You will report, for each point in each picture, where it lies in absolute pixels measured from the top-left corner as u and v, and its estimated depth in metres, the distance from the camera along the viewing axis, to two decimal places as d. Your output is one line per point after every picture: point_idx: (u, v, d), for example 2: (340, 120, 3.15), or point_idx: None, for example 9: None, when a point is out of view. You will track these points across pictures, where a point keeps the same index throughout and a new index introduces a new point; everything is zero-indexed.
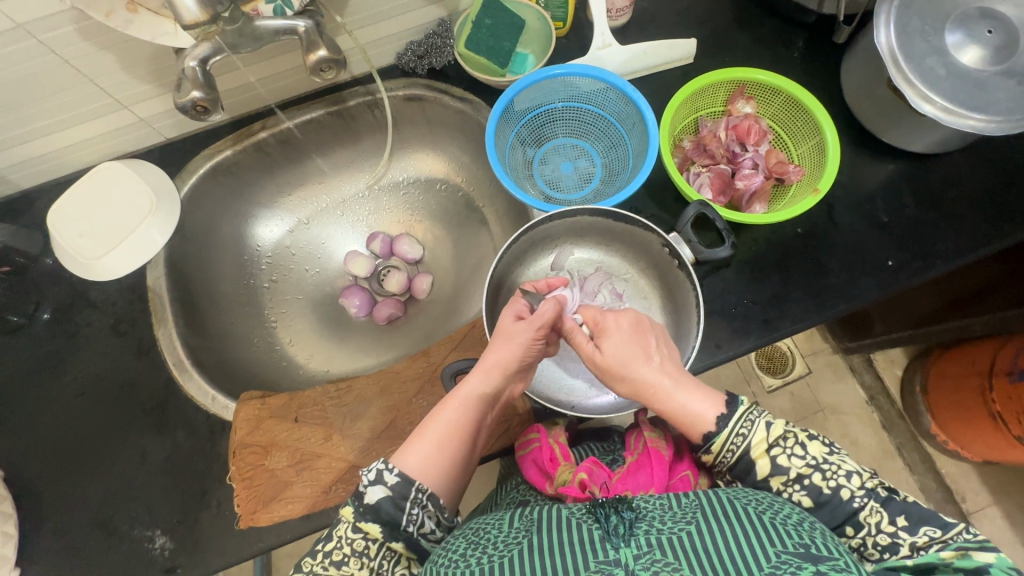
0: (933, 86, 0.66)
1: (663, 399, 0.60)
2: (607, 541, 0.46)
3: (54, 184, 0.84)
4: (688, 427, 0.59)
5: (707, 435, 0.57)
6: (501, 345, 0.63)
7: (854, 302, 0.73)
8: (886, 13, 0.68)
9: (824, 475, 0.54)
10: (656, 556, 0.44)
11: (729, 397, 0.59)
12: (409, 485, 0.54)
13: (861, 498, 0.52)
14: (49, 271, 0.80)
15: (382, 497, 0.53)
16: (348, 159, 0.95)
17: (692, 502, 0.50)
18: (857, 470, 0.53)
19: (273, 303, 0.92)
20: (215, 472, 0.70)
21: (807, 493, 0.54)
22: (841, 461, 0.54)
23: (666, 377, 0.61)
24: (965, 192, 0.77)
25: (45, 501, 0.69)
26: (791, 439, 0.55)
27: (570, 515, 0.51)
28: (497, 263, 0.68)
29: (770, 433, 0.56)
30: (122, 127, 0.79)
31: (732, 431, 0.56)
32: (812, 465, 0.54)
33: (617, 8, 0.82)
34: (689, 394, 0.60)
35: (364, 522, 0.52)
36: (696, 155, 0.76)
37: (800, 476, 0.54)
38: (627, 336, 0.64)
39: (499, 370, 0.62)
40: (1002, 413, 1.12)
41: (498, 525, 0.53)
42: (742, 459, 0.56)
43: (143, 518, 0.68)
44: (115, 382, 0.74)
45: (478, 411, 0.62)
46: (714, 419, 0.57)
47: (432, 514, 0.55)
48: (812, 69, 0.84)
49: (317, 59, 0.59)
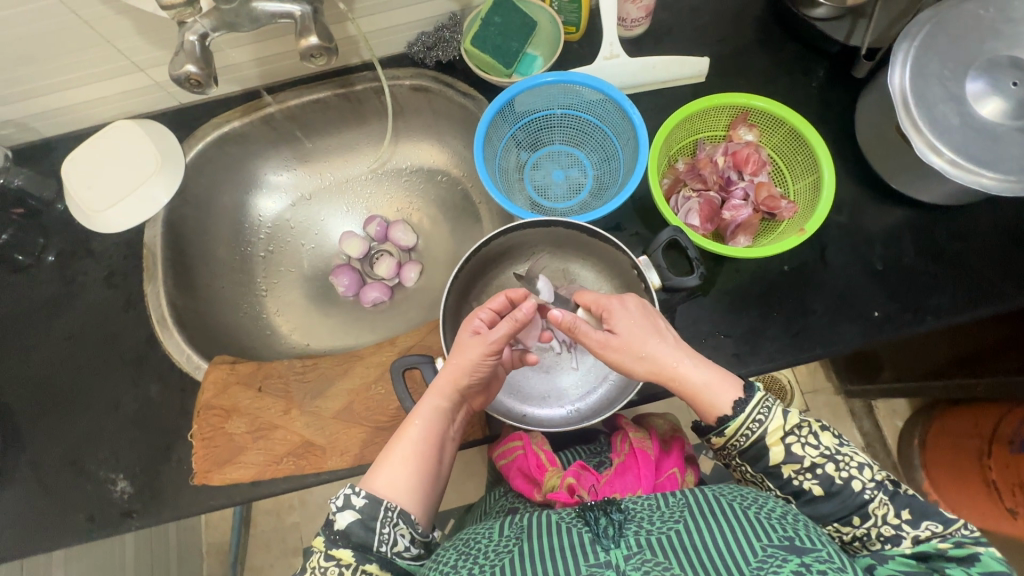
0: (942, 136, 0.62)
1: (683, 377, 0.60)
2: (598, 543, 0.47)
3: (74, 136, 0.88)
4: (707, 406, 0.59)
5: (724, 417, 0.58)
6: (455, 361, 0.62)
7: (832, 349, 0.71)
8: (904, 51, 0.65)
9: (837, 466, 0.56)
10: (646, 556, 0.45)
11: (745, 382, 0.60)
12: (378, 506, 0.55)
13: (872, 490, 0.55)
14: (58, 217, 0.84)
15: (352, 521, 0.54)
16: (351, 141, 0.96)
17: (679, 501, 0.52)
18: (868, 463, 0.56)
19: (266, 272, 0.96)
20: (181, 428, 0.74)
21: (818, 483, 0.56)
22: (852, 453, 0.57)
23: (684, 357, 0.61)
24: (972, 248, 0.73)
25: (27, 433, 0.74)
26: (806, 429, 0.57)
27: (560, 519, 0.51)
28: (468, 258, 0.69)
29: (786, 421, 0.57)
30: (137, 89, 0.83)
31: (750, 416, 0.57)
32: (827, 455, 0.56)
33: (632, 18, 0.80)
34: (708, 373, 0.60)
35: (336, 549, 0.53)
36: (690, 178, 0.75)
37: (814, 466, 0.56)
38: (636, 316, 0.62)
39: (453, 384, 0.62)
40: (998, 482, 1.05)
41: (487, 533, 0.53)
42: (757, 444, 0.58)
43: (110, 461, 0.72)
44: (103, 331, 0.79)
45: (441, 424, 0.62)
46: (733, 402, 0.58)
47: (405, 532, 0.55)
48: (829, 101, 0.80)
49: (308, 45, 0.60)
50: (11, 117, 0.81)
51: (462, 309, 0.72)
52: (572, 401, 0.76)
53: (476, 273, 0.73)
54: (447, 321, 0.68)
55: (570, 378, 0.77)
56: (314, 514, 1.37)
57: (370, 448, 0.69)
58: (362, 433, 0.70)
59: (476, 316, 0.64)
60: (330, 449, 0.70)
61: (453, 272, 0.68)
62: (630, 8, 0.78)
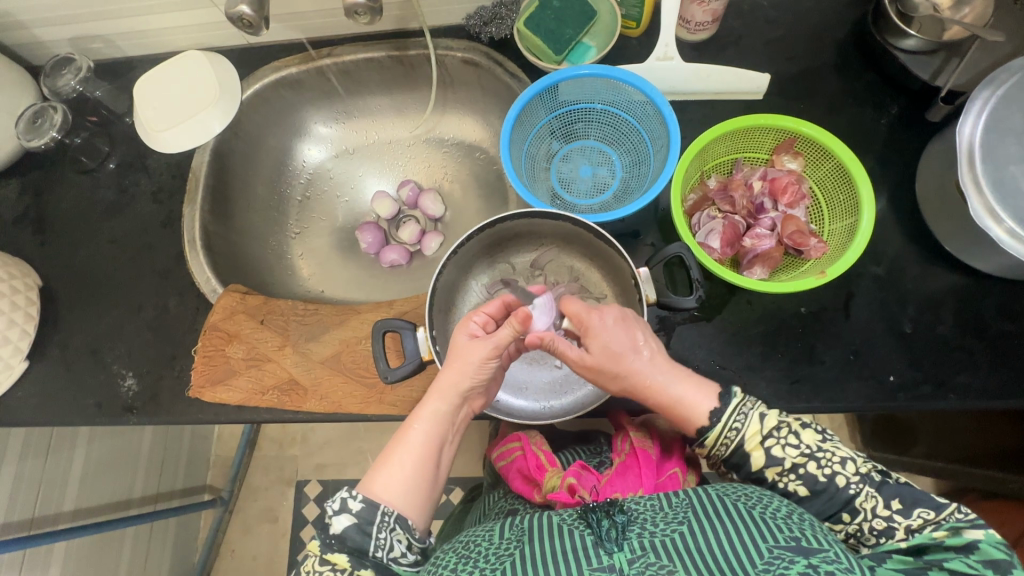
0: (1006, 202, 0.55)
1: (656, 393, 0.61)
2: (601, 546, 0.47)
3: (152, 59, 0.95)
4: (683, 419, 0.60)
5: (703, 428, 0.58)
6: (453, 366, 0.62)
7: (832, 405, 0.66)
8: (984, 99, 0.58)
9: (820, 464, 0.55)
10: (649, 559, 0.46)
11: (722, 389, 0.60)
12: (375, 511, 0.55)
13: (856, 485, 0.54)
14: (124, 130, 0.92)
15: (348, 525, 0.54)
16: (398, 104, 0.98)
17: (682, 502, 0.52)
18: (851, 457, 0.55)
19: (299, 216, 1.00)
20: (189, 342, 0.79)
21: (802, 483, 0.55)
22: (834, 448, 0.55)
23: (658, 371, 0.61)
24: (1020, 331, 0.66)
25: (63, 318, 0.83)
26: (785, 429, 0.56)
27: (562, 520, 0.51)
28: (465, 243, 0.69)
29: (764, 424, 0.56)
30: (210, 22, 0.88)
31: (726, 424, 0.57)
32: (806, 454, 0.55)
33: (697, 21, 0.76)
34: (685, 385, 0.60)
35: (331, 553, 0.54)
36: (719, 198, 0.70)
37: (796, 466, 0.55)
38: (615, 331, 0.62)
39: (455, 389, 0.61)
40: None
41: (489, 534, 0.54)
42: (737, 451, 0.57)
43: (124, 359, 0.79)
44: (142, 240, 0.86)
45: (442, 428, 0.61)
46: (708, 412, 0.58)
47: (402, 538, 0.56)
48: (896, 142, 0.74)
49: (353, 2, 0.61)
50: (99, 32, 0.89)
51: (458, 287, 0.74)
52: (549, 398, 0.76)
53: (480, 254, 0.74)
54: (438, 300, 0.69)
55: (550, 375, 0.77)
56: (311, 452, 1.44)
57: (347, 400, 0.72)
58: (343, 383, 0.73)
59: (472, 318, 0.64)
60: (312, 391, 0.73)
61: (440, 265, 0.67)
62: (694, 10, 0.74)
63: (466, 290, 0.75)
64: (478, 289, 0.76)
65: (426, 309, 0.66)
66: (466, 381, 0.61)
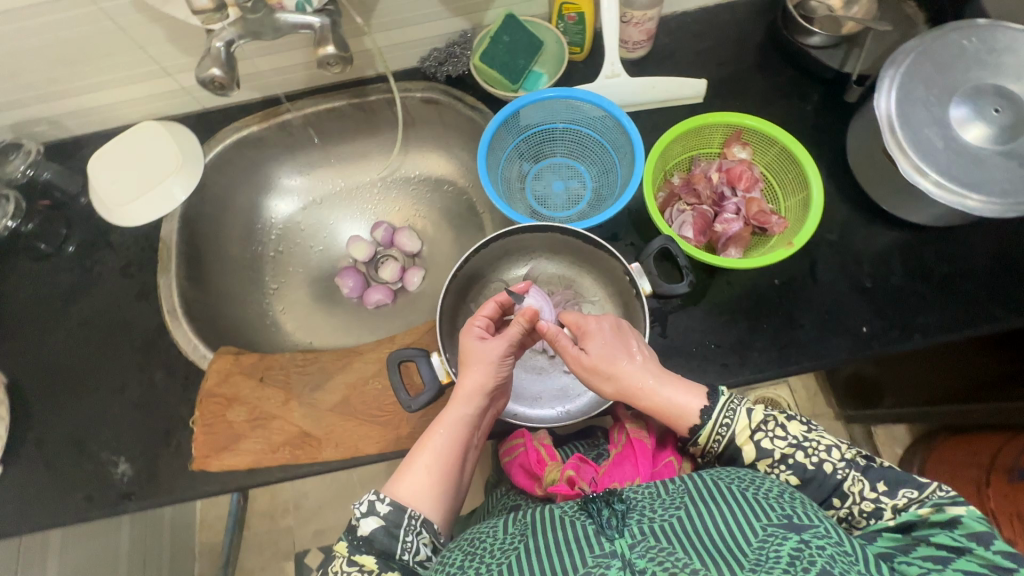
0: (927, 158, 0.64)
1: (650, 395, 0.64)
2: (602, 534, 0.47)
3: (102, 135, 0.93)
4: (675, 421, 0.63)
5: (693, 428, 0.62)
6: (472, 367, 0.64)
7: (819, 362, 0.72)
8: (891, 77, 0.68)
9: (806, 453, 0.58)
10: (650, 542, 0.45)
11: (710, 389, 0.63)
12: (402, 514, 0.57)
13: (843, 470, 0.57)
14: (81, 210, 0.88)
15: (375, 527, 0.56)
16: (361, 149, 1.01)
17: (678, 488, 0.52)
18: (835, 444, 0.58)
19: (274, 271, 0.99)
20: (182, 415, 0.76)
21: (793, 472, 0.58)
22: (820, 437, 0.59)
23: (650, 375, 0.64)
24: (959, 271, 0.75)
25: (35, 414, 0.77)
26: (772, 422, 0.60)
27: (563, 513, 0.51)
28: (464, 263, 0.72)
29: (752, 419, 0.60)
30: (165, 92, 0.88)
31: (717, 420, 0.61)
32: (794, 444, 0.59)
33: (634, 41, 0.84)
34: (673, 387, 0.64)
35: (358, 554, 0.55)
36: (684, 192, 0.77)
37: (784, 456, 0.59)
38: (610, 337, 0.66)
39: (479, 391, 0.64)
40: (995, 511, 1.04)
41: (492, 532, 0.54)
42: (730, 446, 0.61)
43: (113, 445, 0.75)
44: (115, 318, 0.82)
45: (466, 432, 0.63)
46: (698, 412, 0.62)
47: (427, 541, 0.57)
48: (823, 124, 0.83)
49: (325, 54, 0.64)
50: (45, 114, 0.87)
51: (459, 313, 0.75)
52: (563, 403, 0.77)
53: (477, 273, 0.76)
54: (445, 304, 0.70)
55: (561, 381, 0.79)
56: (308, 518, 1.37)
57: (363, 441, 0.71)
58: (358, 427, 0.72)
59: (474, 322, 0.67)
60: (326, 440, 0.71)
61: (443, 289, 0.70)
62: (631, 31, 0.83)
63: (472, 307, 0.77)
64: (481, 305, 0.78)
65: (437, 335, 0.68)
66: (490, 381, 0.64)
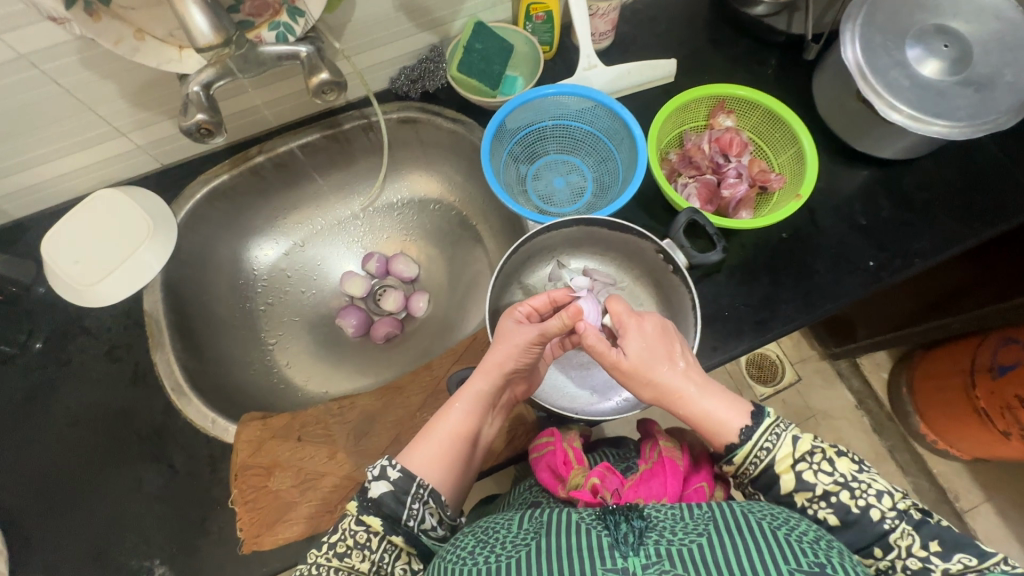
0: (900, 97, 0.70)
1: (687, 405, 0.61)
2: (616, 549, 0.46)
3: (47, 213, 0.84)
4: (714, 434, 0.60)
5: (730, 445, 0.58)
6: (499, 346, 0.64)
7: (841, 302, 0.76)
8: (851, 30, 0.73)
9: (853, 494, 0.54)
10: (664, 565, 0.43)
11: (754, 408, 0.60)
12: (411, 481, 0.55)
13: (891, 520, 0.52)
14: (40, 300, 0.79)
15: (385, 492, 0.53)
16: (340, 182, 0.96)
17: (704, 514, 0.49)
18: (888, 491, 0.54)
19: (269, 325, 0.92)
20: (216, 497, 0.69)
21: (833, 511, 0.54)
22: (871, 480, 0.54)
23: (691, 383, 0.61)
24: (934, 195, 0.82)
25: (36, 537, 0.67)
26: (819, 455, 0.56)
27: (580, 519, 0.50)
28: (506, 261, 0.72)
29: (797, 447, 0.56)
30: (119, 154, 0.80)
31: (758, 443, 0.57)
32: (840, 483, 0.54)
33: (600, 32, 0.86)
34: (714, 400, 0.60)
35: (368, 515, 0.53)
36: (683, 166, 0.80)
37: (828, 493, 0.54)
38: (651, 337, 0.64)
39: (500, 369, 0.63)
40: (987, 409, 1.14)
41: (508, 526, 0.53)
42: (767, 472, 0.56)
43: (143, 548, 0.68)
44: (109, 410, 0.73)
45: (479, 408, 0.63)
46: (738, 429, 0.58)
47: (434, 512, 0.55)
48: (785, 84, 0.89)
49: (319, 82, 0.61)
50: None
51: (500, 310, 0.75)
52: (616, 393, 0.78)
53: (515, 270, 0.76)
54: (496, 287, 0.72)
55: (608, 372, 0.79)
56: None
57: None
58: None
59: (517, 308, 0.67)
60: None
61: (497, 269, 0.70)
62: (597, 22, 0.85)
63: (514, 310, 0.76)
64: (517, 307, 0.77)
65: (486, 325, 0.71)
66: (510, 363, 0.64)
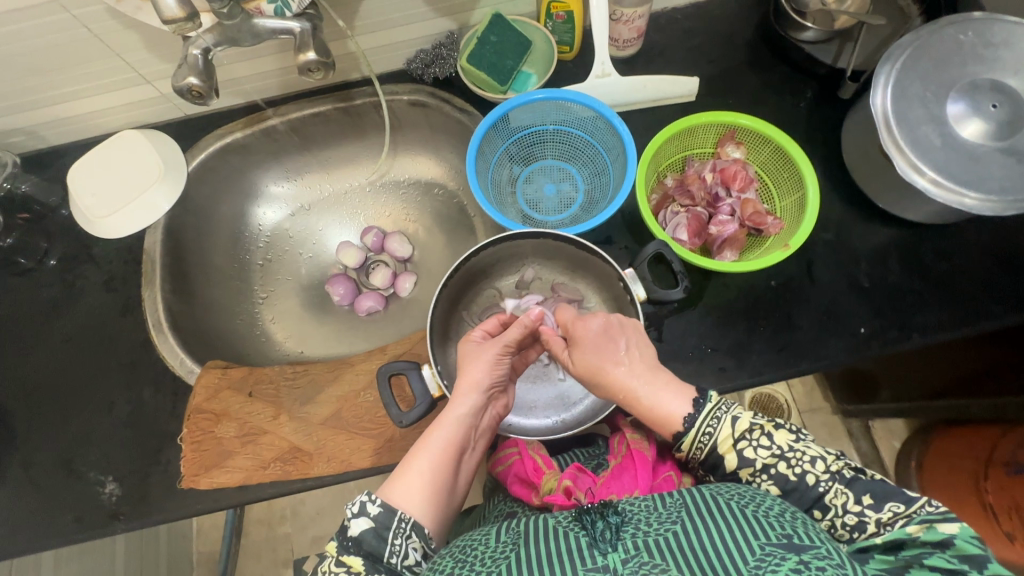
0: (924, 156, 0.63)
1: (632, 403, 0.60)
2: (595, 547, 0.44)
3: (81, 144, 0.91)
4: (659, 427, 0.58)
5: (677, 433, 0.56)
6: (471, 363, 0.65)
7: (818, 364, 0.71)
8: (886, 74, 0.66)
9: (789, 463, 0.53)
10: (644, 558, 0.42)
11: (696, 394, 0.58)
12: (392, 515, 0.54)
13: (826, 482, 0.52)
14: (61, 222, 0.86)
15: (365, 529, 0.52)
16: (348, 154, 0.99)
17: (675, 501, 0.48)
18: (821, 455, 0.53)
19: (263, 281, 0.97)
20: (171, 431, 0.75)
21: (774, 482, 0.53)
22: (805, 447, 0.53)
23: (637, 380, 0.60)
24: (957, 266, 0.74)
25: (19, 434, 0.75)
26: (757, 431, 0.54)
27: (557, 524, 0.48)
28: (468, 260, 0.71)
29: (736, 428, 0.55)
30: (145, 99, 0.86)
31: (700, 428, 0.55)
32: (777, 454, 0.53)
33: (624, 39, 0.82)
34: (658, 392, 0.58)
35: (347, 556, 0.52)
36: (678, 194, 0.76)
37: (766, 466, 0.53)
38: (597, 341, 0.63)
39: (477, 386, 0.63)
40: (994, 505, 1.03)
41: (484, 540, 0.50)
42: (712, 454, 0.55)
43: (101, 463, 0.73)
44: (99, 334, 0.80)
45: (464, 430, 0.62)
46: (683, 416, 0.56)
47: (417, 546, 0.54)
48: (815, 122, 0.82)
49: (306, 60, 0.62)
50: (21, 124, 0.84)
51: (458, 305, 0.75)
52: (559, 412, 0.77)
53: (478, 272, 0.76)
54: (438, 309, 0.70)
55: (554, 390, 0.79)
56: (305, 525, 1.34)
57: (356, 456, 0.70)
58: (349, 441, 0.70)
59: (472, 331, 0.69)
60: (317, 455, 0.70)
61: (446, 275, 0.69)
62: (621, 29, 0.81)
63: (473, 299, 0.77)
64: (483, 302, 0.79)
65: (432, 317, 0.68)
66: (485, 378, 0.64)
